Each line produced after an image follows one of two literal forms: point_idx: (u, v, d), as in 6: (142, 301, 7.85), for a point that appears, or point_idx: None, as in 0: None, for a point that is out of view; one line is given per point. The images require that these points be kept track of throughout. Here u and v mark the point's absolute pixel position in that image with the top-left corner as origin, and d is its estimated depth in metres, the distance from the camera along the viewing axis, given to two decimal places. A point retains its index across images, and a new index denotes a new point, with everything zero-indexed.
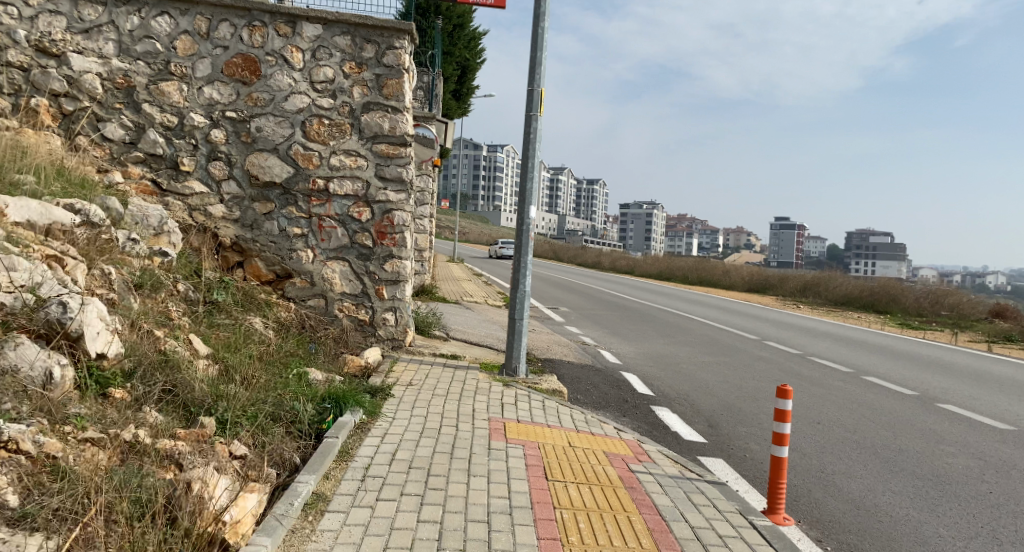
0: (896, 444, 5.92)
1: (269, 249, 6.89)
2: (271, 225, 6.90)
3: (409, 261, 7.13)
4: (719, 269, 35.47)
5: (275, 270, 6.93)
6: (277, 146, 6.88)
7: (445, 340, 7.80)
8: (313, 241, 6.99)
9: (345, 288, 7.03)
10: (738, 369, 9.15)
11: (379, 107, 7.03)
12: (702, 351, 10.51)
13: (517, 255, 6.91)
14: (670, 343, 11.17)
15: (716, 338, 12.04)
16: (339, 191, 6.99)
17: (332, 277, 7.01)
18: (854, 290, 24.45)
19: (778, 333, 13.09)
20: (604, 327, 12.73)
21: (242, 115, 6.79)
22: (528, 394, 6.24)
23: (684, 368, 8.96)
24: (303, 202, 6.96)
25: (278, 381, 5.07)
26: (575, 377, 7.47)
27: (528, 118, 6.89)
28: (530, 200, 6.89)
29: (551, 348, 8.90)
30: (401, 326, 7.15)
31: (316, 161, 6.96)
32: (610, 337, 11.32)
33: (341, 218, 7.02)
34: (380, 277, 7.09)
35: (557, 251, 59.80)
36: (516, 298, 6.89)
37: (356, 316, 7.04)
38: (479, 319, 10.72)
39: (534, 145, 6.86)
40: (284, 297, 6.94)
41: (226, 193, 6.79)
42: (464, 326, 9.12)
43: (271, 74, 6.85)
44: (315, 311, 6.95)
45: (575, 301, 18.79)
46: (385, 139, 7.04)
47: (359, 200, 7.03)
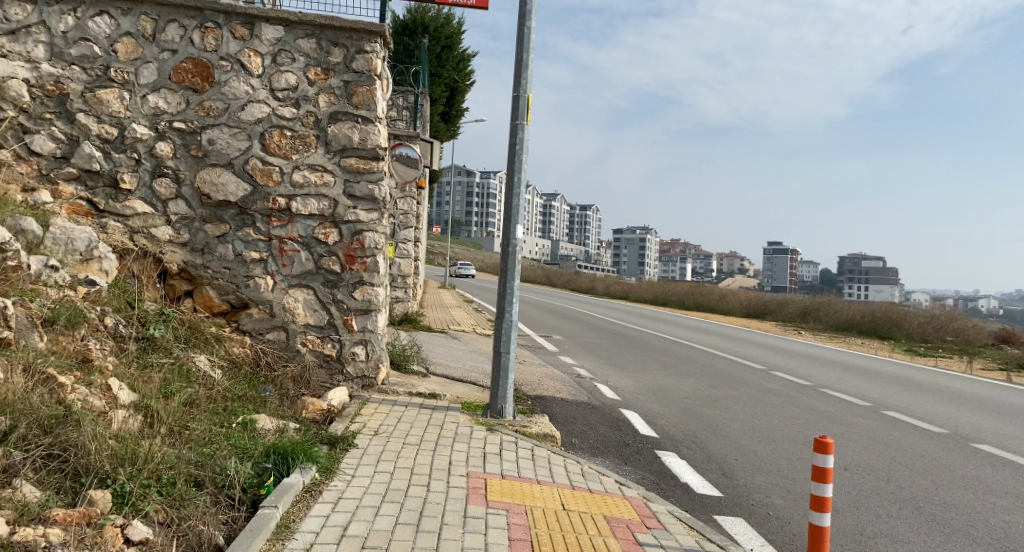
0: (941, 496, 5.11)
1: (222, 275, 6.12)
2: (225, 249, 6.14)
3: (381, 288, 6.37)
4: (716, 294, 34.74)
5: (229, 300, 6.15)
6: (232, 160, 6.14)
7: (424, 376, 7.00)
8: (273, 266, 6.22)
9: (309, 319, 6.24)
10: (747, 403, 8.34)
11: (348, 117, 6.31)
12: (705, 383, 9.70)
13: (501, 280, 6.14)
14: (671, 374, 10.35)
15: (719, 368, 11.24)
16: (303, 210, 6.25)
17: (294, 307, 6.23)
18: (855, 315, 23.72)
19: (784, 363, 12.30)
20: (599, 357, 11.91)
21: (192, 126, 6.05)
22: (516, 441, 5.41)
23: (689, 404, 8.14)
24: (262, 223, 6.21)
25: (214, 434, 4.27)
26: (569, 417, 6.67)
27: (513, 127, 6.17)
28: (517, 218, 6.13)
29: (543, 382, 8.10)
30: (373, 362, 6.33)
31: (276, 177, 6.22)
32: (606, 368, 10.50)
33: (304, 240, 6.27)
34: (348, 306, 6.31)
35: (550, 277, 59.03)
36: (501, 330, 6.10)
37: (322, 350, 6.24)
38: (465, 351, 9.91)
39: (519, 157, 6.15)
40: (238, 330, 6.14)
41: (173, 214, 6.04)
42: (447, 359, 8.30)
43: (226, 81, 6.13)
44: (274, 345, 6.16)
45: (570, 328, 17.98)
46: (355, 152, 6.31)
47: (325, 220, 6.29)
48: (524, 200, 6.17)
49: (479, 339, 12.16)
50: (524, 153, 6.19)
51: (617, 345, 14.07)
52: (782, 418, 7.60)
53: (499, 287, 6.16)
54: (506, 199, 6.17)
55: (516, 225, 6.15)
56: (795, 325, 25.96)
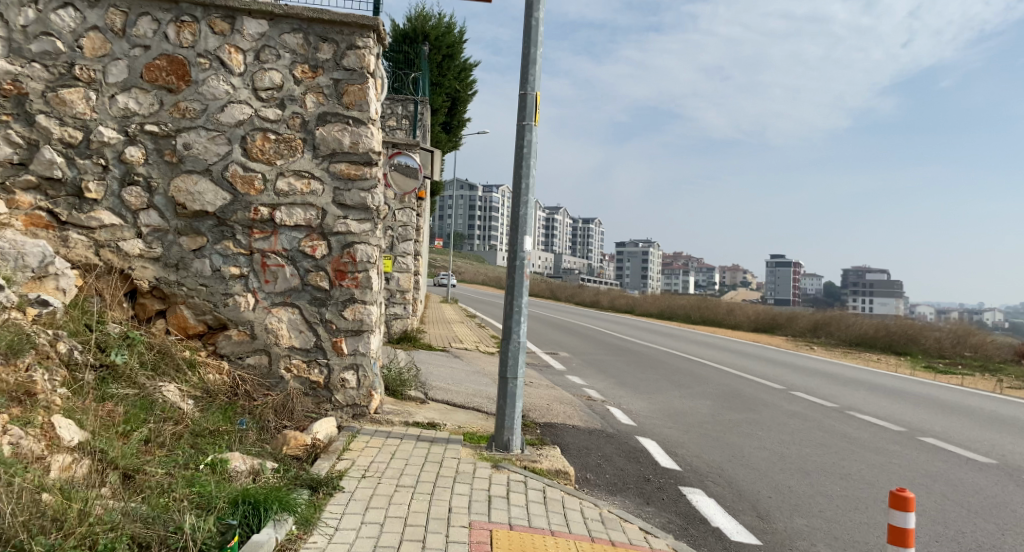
0: (1011, 545, 4.49)
1: (197, 294, 5.56)
2: (202, 264, 5.59)
3: (374, 307, 5.82)
4: (722, 308, 34.13)
5: (206, 320, 5.59)
6: (210, 166, 5.59)
7: (421, 403, 6.41)
8: (255, 283, 5.68)
9: (294, 341, 5.69)
10: (772, 429, 7.72)
11: (338, 119, 5.80)
12: (724, 405, 9.06)
13: (507, 298, 5.55)
14: (687, 395, 9.72)
15: (736, 388, 10.61)
16: (287, 221, 5.73)
17: (278, 328, 5.69)
18: (868, 330, 23.09)
19: (803, 381, 11.68)
20: (609, 377, 11.27)
21: (165, 128, 5.49)
22: (524, 479, 4.80)
23: (710, 430, 7.51)
24: (243, 235, 5.68)
25: (174, 480, 3.70)
26: (580, 447, 6.07)
27: (520, 128, 5.61)
28: (524, 229, 5.56)
29: (551, 406, 7.49)
30: (364, 390, 5.74)
31: (259, 185, 5.69)
32: (617, 389, 9.87)
33: (289, 254, 5.74)
34: (338, 326, 5.75)
35: (554, 291, 58.41)
36: (508, 353, 5.51)
37: (308, 376, 5.67)
38: (467, 371, 9.30)
39: (527, 161, 5.59)
40: (216, 354, 5.57)
41: (144, 225, 5.48)
42: (447, 382, 7.71)
43: (204, 79, 5.58)
44: (255, 371, 5.59)
45: (576, 344, 17.37)
46: (345, 157, 5.81)
47: (313, 232, 5.77)
48: (532, 208, 5.60)
49: (481, 357, 11.55)
50: (532, 156, 5.64)
51: (625, 363, 13.44)
52: (813, 446, 6.97)
53: (505, 305, 5.57)
54: (512, 208, 5.60)
55: (524, 236, 5.57)
56: (805, 340, 25.31)
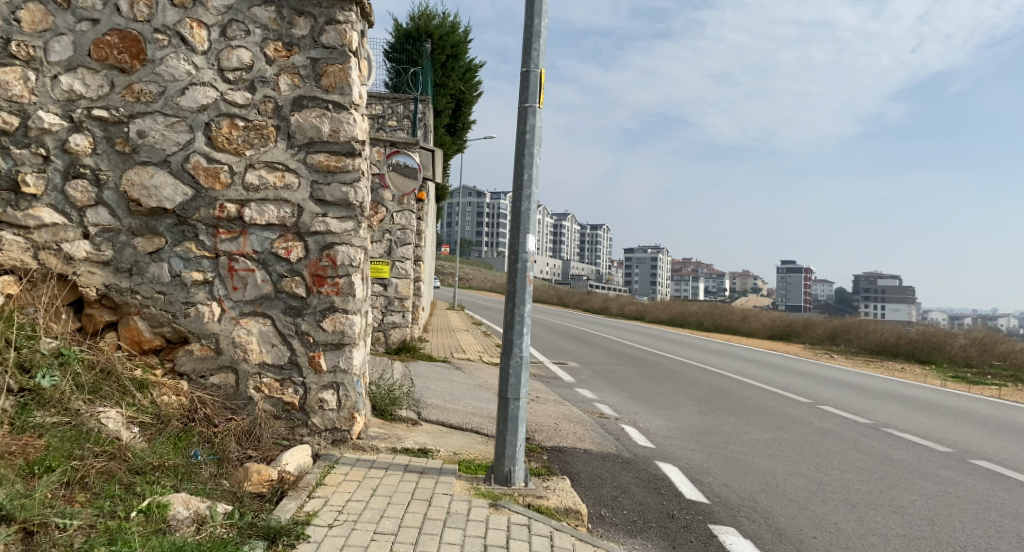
0: None
1: (154, 303, 4.86)
2: (159, 269, 4.89)
3: (357, 317, 5.10)
4: (737, 314, 33.24)
5: (163, 333, 4.88)
6: (168, 157, 4.90)
7: (413, 425, 5.67)
8: (220, 290, 4.98)
9: (265, 357, 4.97)
10: (805, 450, 6.94)
11: (316, 103, 5.11)
12: (749, 423, 8.28)
13: (507, 307, 4.82)
14: (707, 411, 8.95)
15: (760, 402, 9.83)
16: (258, 219, 5.04)
17: (247, 342, 4.98)
18: (890, 337, 22.19)
19: (831, 394, 10.86)
20: (621, 390, 10.51)
21: (117, 114, 4.81)
22: (528, 522, 4.04)
23: (735, 452, 6.74)
24: (207, 235, 4.98)
25: (90, 533, 3.02)
26: (593, 477, 5.32)
27: (522, 111, 4.87)
28: (527, 227, 4.82)
29: (560, 427, 6.74)
30: (345, 412, 5.01)
31: (225, 178, 5.00)
32: (630, 404, 9.12)
33: (260, 257, 5.04)
34: (315, 339, 5.03)
35: (562, 297, 57.60)
36: (508, 371, 4.77)
37: (281, 397, 4.95)
38: (468, 386, 8.55)
39: (531, 148, 4.86)
40: (175, 373, 4.87)
41: (92, 224, 4.80)
42: (445, 399, 6.96)
43: (161, 58, 4.90)
44: (220, 391, 4.88)
45: (586, 354, 16.61)
46: (324, 147, 5.13)
47: (287, 232, 5.08)
48: (536, 203, 4.87)
49: (485, 369, 10.80)
50: (536, 144, 4.90)
51: (639, 375, 12.65)
52: (854, 472, 6.20)
53: (504, 315, 4.84)
54: (513, 203, 4.87)
55: (527, 235, 4.83)
56: (823, 348, 24.43)
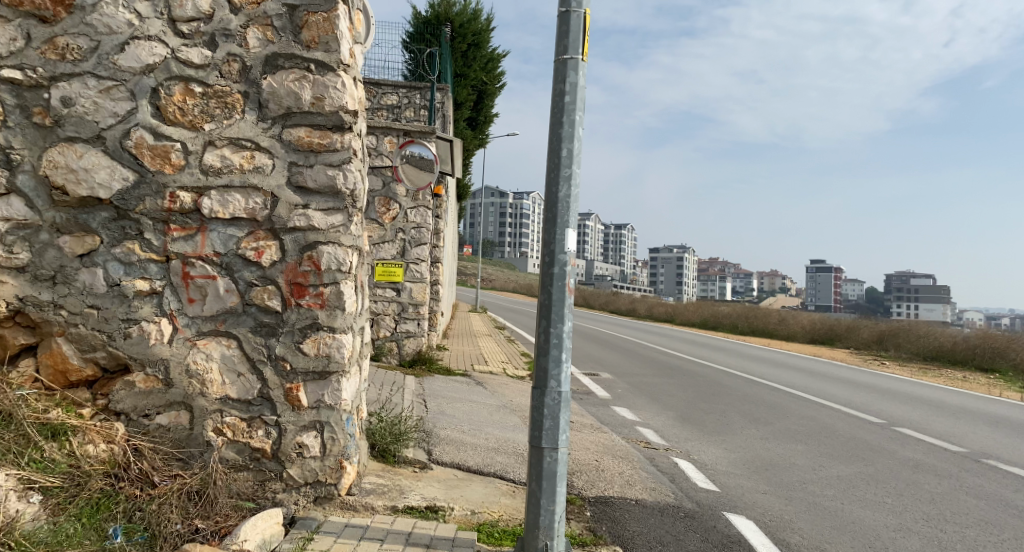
0: None
1: (83, 321, 3.78)
2: (92, 277, 3.81)
3: (346, 337, 4.00)
4: (774, 316, 31.73)
5: (97, 360, 3.80)
6: (102, 132, 3.82)
7: (421, 472, 4.53)
8: (172, 302, 3.90)
9: (228, 390, 3.88)
10: (902, 492, 5.66)
11: (293, 63, 4.01)
12: (820, 452, 7.02)
13: (540, 326, 3.64)
14: (767, 437, 7.68)
15: (826, 425, 8.54)
16: (219, 212, 3.95)
17: (205, 369, 3.88)
18: (946, 343, 20.64)
19: (904, 413, 9.52)
20: (665, 408, 9.27)
21: (34, 76, 3.77)
22: None
23: (814, 494, 5.51)
24: (154, 234, 3.89)
25: None
26: (651, 543, 4.12)
27: (561, 65, 3.69)
28: (567, 218, 3.63)
29: (601, 465, 5.56)
30: (331, 462, 3.89)
31: (177, 160, 3.90)
32: (677, 428, 7.90)
33: (223, 261, 3.97)
34: (293, 366, 3.93)
35: (589, 299, 56.27)
36: (542, 411, 3.58)
37: (248, 442, 3.85)
38: (491, 408, 7.38)
39: (572, 114, 3.67)
40: (111, 412, 3.80)
41: (4, 218, 3.76)
42: (463, 430, 5.79)
43: (94, 4, 3.82)
44: (168, 435, 3.79)
45: (620, 362, 15.39)
46: (305, 119, 4.03)
47: (258, 229, 4.00)
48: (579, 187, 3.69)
49: (511, 384, 9.63)
50: (580, 108, 3.71)
51: (682, 388, 11.39)
52: (977, 528, 4.91)
53: (536, 336, 3.66)
54: (548, 187, 3.69)
55: (566, 230, 3.65)
56: (871, 353, 22.89)
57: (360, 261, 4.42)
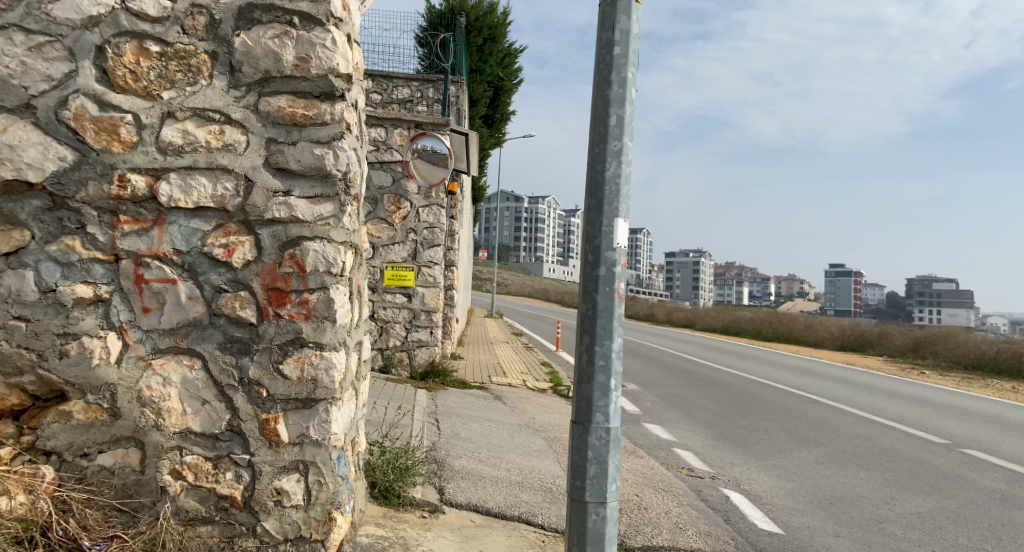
0: None
1: (6, 337, 3.04)
2: (20, 281, 3.06)
3: (336, 355, 3.25)
4: (799, 323, 30.68)
5: (25, 386, 3.06)
6: (33, 100, 3.09)
7: (430, 518, 3.75)
8: (123, 313, 3.14)
9: (190, 422, 3.12)
10: (998, 536, 4.80)
11: (272, 16, 3.25)
12: (886, 481, 6.16)
13: (582, 343, 2.85)
14: (822, 461, 6.83)
15: (885, 446, 7.66)
16: (180, 200, 3.19)
17: (161, 397, 3.11)
18: (986, 352, 19.59)
19: (967, 432, 8.62)
20: (704, 426, 8.43)
21: None
22: None
23: (895, 538, 4.66)
24: (100, 227, 3.13)
25: None
26: None
27: (608, 11, 2.91)
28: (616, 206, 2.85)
29: (643, 502, 4.75)
30: (316, 511, 3.15)
31: (128, 135, 3.14)
32: (719, 450, 7.07)
33: (186, 262, 3.21)
34: (272, 393, 3.18)
35: None
36: (585, 453, 2.80)
37: (214, 488, 3.10)
38: (511, 429, 6.57)
39: (622, 71, 2.89)
40: (41, 451, 3.05)
41: None
42: (481, 460, 4.99)
43: None
44: (112, 481, 3.04)
45: (645, 372, 14.55)
46: (286, 85, 3.28)
47: (228, 221, 3.25)
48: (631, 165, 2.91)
49: (531, 399, 8.83)
50: (632, 64, 2.92)
51: (717, 401, 10.53)
52: None
53: (575, 356, 2.88)
54: (591, 166, 2.91)
55: (616, 220, 2.86)
56: (906, 363, 21.86)
57: (358, 261, 3.64)
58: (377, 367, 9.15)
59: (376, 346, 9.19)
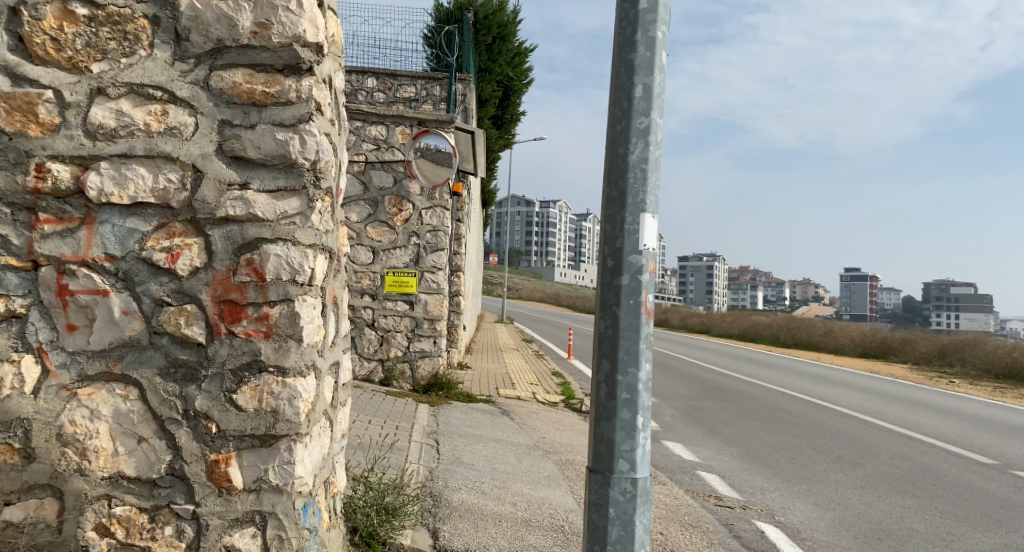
0: None
1: None
2: None
3: (302, 383, 2.69)
4: (819, 330, 29.89)
5: None
6: None
7: None
8: (43, 332, 2.61)
9: (122, 465, 2.59)
10: None
11: None
12: (936, 510, 5.53)
13: (600, 371, 2.28)
14: (861, 486, 6.21)
15: (927, 467, 7.02)
16: (111, 194, 2.64)
17: (87, 434, 2.58)
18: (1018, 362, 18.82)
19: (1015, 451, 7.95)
20: (729, 444, 7.80)
21: None
22: None
23: None
24: (14, 227, 2.62)
25: None
26: None
27: None
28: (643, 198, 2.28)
29: (669, 542, 4.15)
30: None
31: (47, 117, 2.62)
32: (746, 473, 6.46)
33: (119, 271, 2.66)
34: (223, 428, 2.64)
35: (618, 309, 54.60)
36: (605, 511, 2.23)
37: (149, 545, 2.58)
38: (519, 451, 5.97)
39: (650, 29, 2.32)
40: None
41: None
42: (483, 493, 4.40)
43: None
44: (22, 540, 2.52)
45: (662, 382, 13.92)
46: (243, 56, 2.73)
47: (172, 220, 2.70)
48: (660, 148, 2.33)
49: (541, 415, 8.23)
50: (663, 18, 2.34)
51: (741, 415, 9.89)
52: None
53: (592, 387, 2.30)
54: (610, 148, 2.34)
55: (642, 216, 2.29)
56: (933, 372, 21.13)
57: (333, 268, 3.09)
58: (377, 380, 8.59)
59: (375, 357, 8.61)
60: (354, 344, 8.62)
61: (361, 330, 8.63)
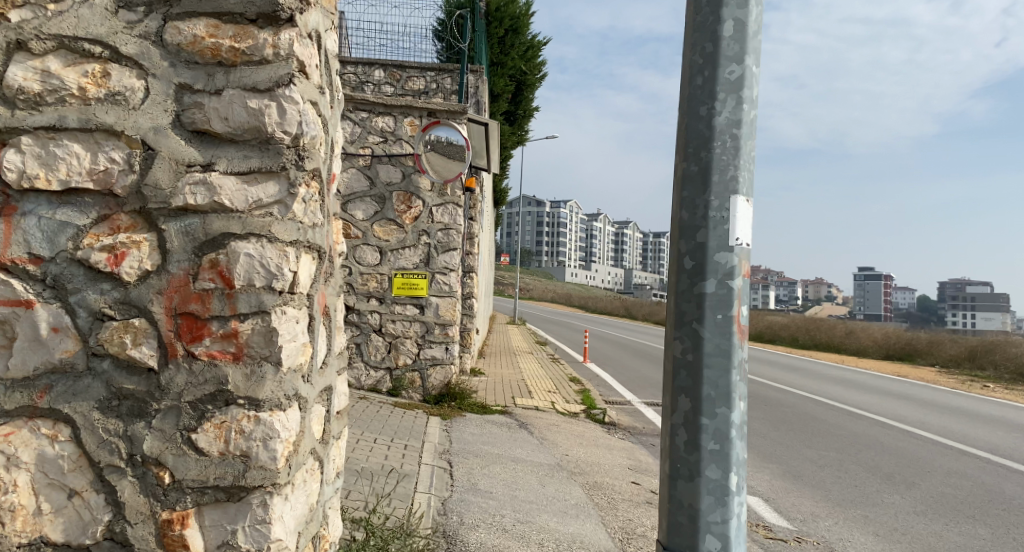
0: None
1: None
2: None
3: (281, 420, 2.12)
4: (838, 331, 29.12)
5: None
6: None
7: None
8: None
9: (47, 529, 2.05)
10: None
11: None
12: (1014, 541, 4.94)
13: (679, 392, 2.11)
14: (925, 513, 5.61)
15: (991, 488, 6.41)
16: (33, 178, 2.08)
17: (4, 486, 2.03)
18: None
19: None
20: (767, 459, 7.22)
21: None
22: None
23: None
24: None
25: None
26: None
27: None
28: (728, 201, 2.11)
29: None
30: None
31: None
32: (793, 495, 5.89)
33: (45, 279, 2.08)
34: (179, 478, 2.07)
35: (631, 310, 53.86)
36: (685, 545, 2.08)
37: None
38: (541, 474, 5.36)
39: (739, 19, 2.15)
40: None
41: None
42: (505, 530, 3.80)
43: None
44: None
45: None
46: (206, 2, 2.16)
47: (114, 211, 2.12)
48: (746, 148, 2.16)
49: (563, 428, 7.62)
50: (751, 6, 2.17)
51: (773, 425, 9.28)
52: None
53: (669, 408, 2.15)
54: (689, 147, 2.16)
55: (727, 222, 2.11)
56: (962, 376, 20.41)
57: (323, 270, 2.50)
58: (385, 390, 7.99)
59: (383, 366, 7.99)
60: (360, 352, 7.98)
61: (368, 337, 8.00)
